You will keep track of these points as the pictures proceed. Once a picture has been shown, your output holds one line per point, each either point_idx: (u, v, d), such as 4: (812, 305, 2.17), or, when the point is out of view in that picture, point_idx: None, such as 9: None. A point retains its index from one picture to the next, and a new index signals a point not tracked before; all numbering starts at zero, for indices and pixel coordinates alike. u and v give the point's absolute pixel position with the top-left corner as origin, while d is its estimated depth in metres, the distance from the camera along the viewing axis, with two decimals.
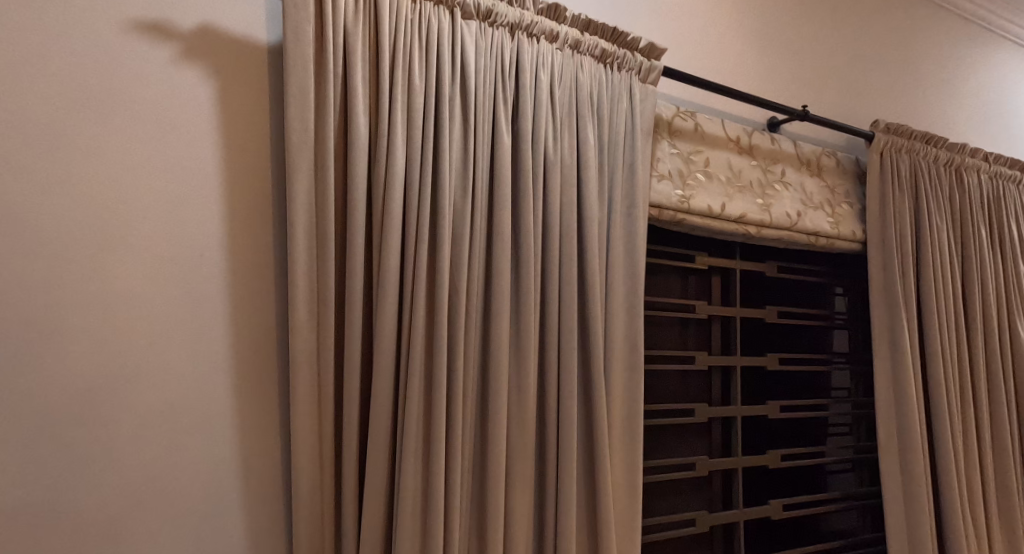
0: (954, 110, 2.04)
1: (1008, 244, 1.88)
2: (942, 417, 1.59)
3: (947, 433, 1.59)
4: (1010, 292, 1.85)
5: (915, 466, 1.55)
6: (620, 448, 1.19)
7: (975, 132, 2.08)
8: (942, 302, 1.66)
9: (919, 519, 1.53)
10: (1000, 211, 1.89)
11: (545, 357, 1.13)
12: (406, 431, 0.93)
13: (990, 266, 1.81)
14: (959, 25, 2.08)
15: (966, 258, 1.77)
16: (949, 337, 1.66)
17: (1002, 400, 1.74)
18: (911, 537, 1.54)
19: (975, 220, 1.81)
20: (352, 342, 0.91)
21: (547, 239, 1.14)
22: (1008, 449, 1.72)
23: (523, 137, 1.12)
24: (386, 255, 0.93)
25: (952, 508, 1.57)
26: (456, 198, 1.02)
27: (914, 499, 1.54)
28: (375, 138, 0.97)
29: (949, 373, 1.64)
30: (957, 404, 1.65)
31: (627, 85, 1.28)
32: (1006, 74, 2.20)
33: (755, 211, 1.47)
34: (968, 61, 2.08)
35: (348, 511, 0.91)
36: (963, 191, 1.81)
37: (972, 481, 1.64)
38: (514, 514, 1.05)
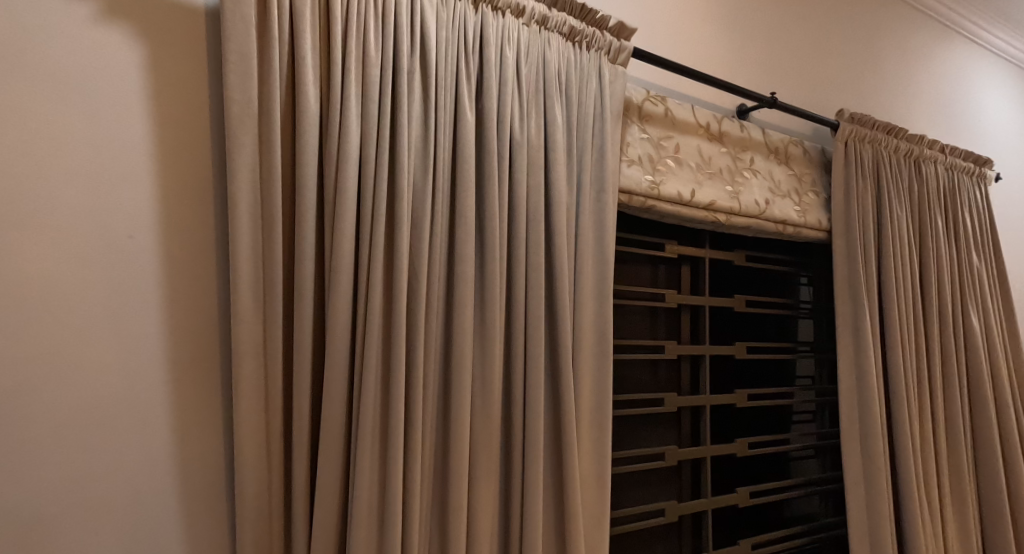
0: (918, 102, 2.03)
1: (963, 234, 1.88)
2: (900, 407, 1.59)
3: (905, 423, 1.59)
4: (967, 283, 1.85)
5: (876, 456, 1.54)
6: (588, 440, 1.15)
7: (941, 130, 2.09)
8: (901, 291, 1.66)
9: (880, 507, 1.52)
10: (955, 202, 1.90)
11: (510, 347, 1.08)
12: (361, 425, 0.89)
13: (946, 257, 1.81)
14: (926, 20, 2.07)
15: (925, 249, 1.76)
16: (908, 327, 1.66)
17: (958, 391, 1.74)
18: (872, 527, 1.53)
19: (932, 210, 1.81)
20: (302, 329, 0.86)
21: (514, 224, 1.09)
22: (963, 441, 1.73)
23: (488, 116, 1.07)
24: (339, 237, 0.88)
25: (912, 497, 1.56)
26: (417, 177, 0.98)
27: (874, 489, 1.54)
28: (325, 111, 0.91)
29: (909, 363, 1.64)
30: (915, 394, 1.65)
31: (597, 65, 1.23)
32: (969, 67, 2.20)
33: (724, 198, 1.44)
34: (934, 56, 2.09)
35: (298, 508, 0.86)
36: (922, 182, 1.81)
37: (929, 470, 1.64)
38: (477, 512, 1.00)
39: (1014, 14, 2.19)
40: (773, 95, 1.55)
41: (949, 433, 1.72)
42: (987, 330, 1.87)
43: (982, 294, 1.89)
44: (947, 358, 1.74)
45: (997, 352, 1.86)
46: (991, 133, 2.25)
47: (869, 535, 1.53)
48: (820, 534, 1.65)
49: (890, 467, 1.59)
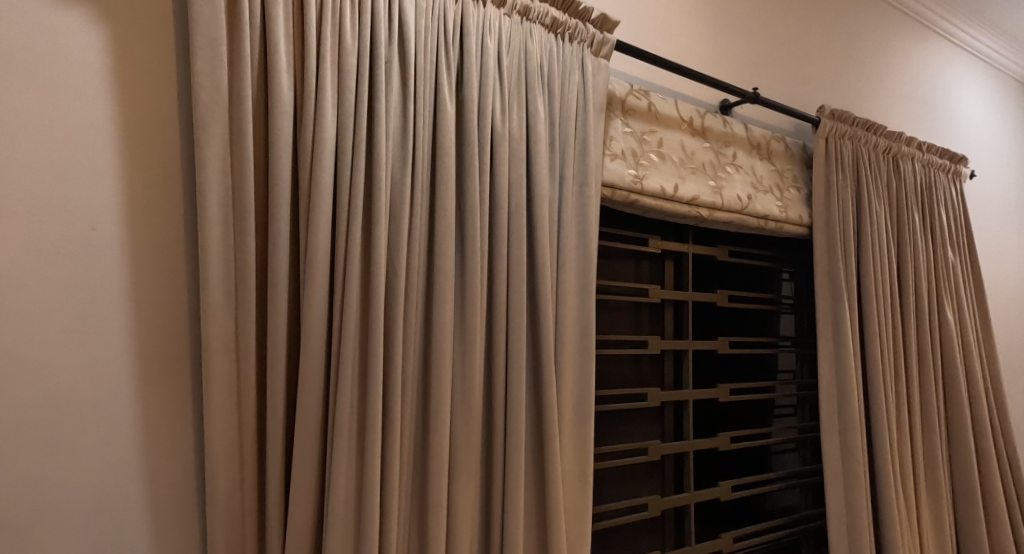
0: (897, 99, 2.05)
1: (940, 230, 1.90)
2: (878, 401, 1.60)
3: (883, 417, 1.60)
4: (943, 278, 1.87)
5: (854, 449, 1.55)
6: (570, 436, 1.14)
7: (918, 128, 2.11)
8: (880, 286, 1.67)
9: (858, 499, 1.53)
10: (932, 198, 1.91)
11: (492, 341, 1.07)
12: (337, 421, 0.87)
13: (923, 252, 1.82)
14: (905, 18, 2.08)
15: (903, 245, 1.77)
16: (886, 321, 1.67)
17: (933, 387, 1.76)
18: (850, 519, 1.53)
19: (910, 206, 1.82)
20: (276, 324, 0.84)
21: (495, 217, 1.07)
22: (938, 435, 1.74)
23: (469, 106, 1.05)
24: (314, 230, 0.86)
25: (888, 489, 1.57)
26: (395, 169, 0.96)
27: (852, 482, 1.54)
28: (299, 100, 0.88)
29: (886, 358, 1.65)
30: (892, 389, 1.66)
31: (579, 57, 1.22)
32: (946, 66, 2.22)
33: (706, 193, 1.43)
34: (912, 54, 2.10)
35: (272, 507, 0.84)
36: (900, 178, 1.82)
37: (905, 465, 1.65)
38: (456, 510, 0.99)
39: (992, 16, 2.21)
40: (755, 90, 1.55)
41: (924, 429, 1.74)
42: (962, 326, 1.88)
43: (957, 290, 1.90)
44: (923, 353, 1.75)
45: (971, 348, 1.88)
46: (968, 132, 2.27)
47: (847, 528, 1.54)
48: (799, 526, 1.66)
49: (867, 461, 1.60)
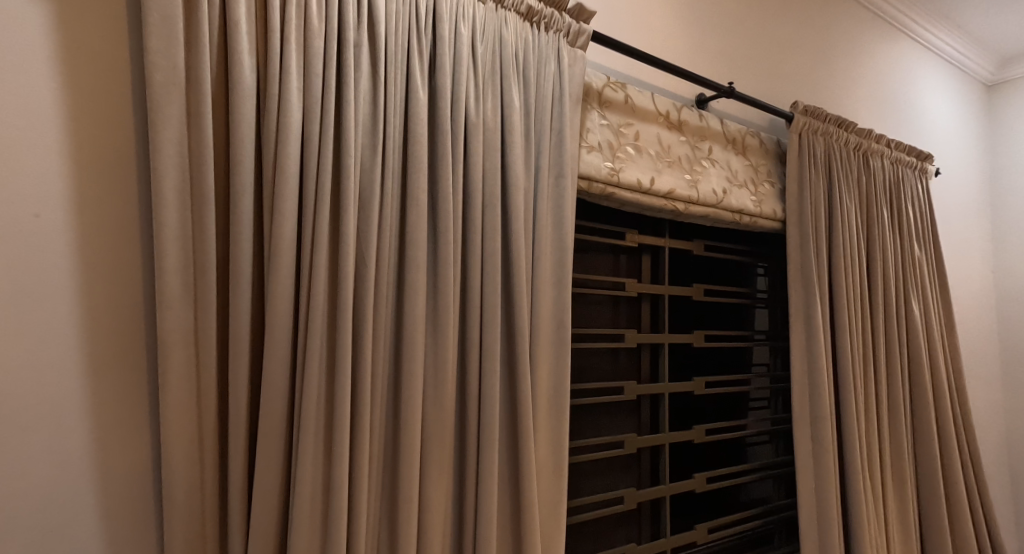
0: (867, 97, 2.06)
1: (907, 226, 1.92)
2: (848, 394, 1.62)
3: (852, 409, 1.61)
4: (910, 274, 1.89)
5: (825, 441, 1.56)
6: (545, 432, 1.13)
7: (888, 126, 2.13)
8: (850, 280, 1.68)
9: (828, 489, 1.54)
10: (900, 194, 1.93)
11: (465, 336, 1.04)
12: (304, 416, 0.84)
13: (891, 248, 1.84)
14: (878, 16, 2.10)
15: (872, 240, 1.79)
16: (856, 315, 1.68)
17: (900, 381, 1.78)
18: (820, 510, 1.54)
19: (879, 202, 1.84)
20: (239, 318, 0.81)
21: (469, 208, 1.05)
22: (904, 429, 1.76)
23: (442, 94, 1.02)
24: (279, 220, 0.83)
25: (857, 480, 1.59)
26: (365, 158, 0.93)
27: (822, 473, 1.55)
28: (262, 83, 0.85)
29: (856, 351, 1.66)
30: (861, 382, 1.67)
31: (555, 48, 1.19)
32: (916, 65, 2.25)
33: (682, 186, 1.42)
34: (883, 53, 2.12)
35: (235, 507, 0.81)
36: (870, 174, 1.84)
37: (874, 457, 1.67)
38: (428, 507, 0.97)
39: (961, 20, 2.24)
40: (731, 85, 1.54)
41: (890, 423, 1.76)
42: (927, 321, 1.91)
43: (923, 286, 1.92)
44: (891, 349, 1.77)
45: (936, 343, 1.90)
46: (935, 132, 2.30)
47: (817, 517, 1.55)
48: (772, 516, 1.67)
49: (837, 453, 1.62)
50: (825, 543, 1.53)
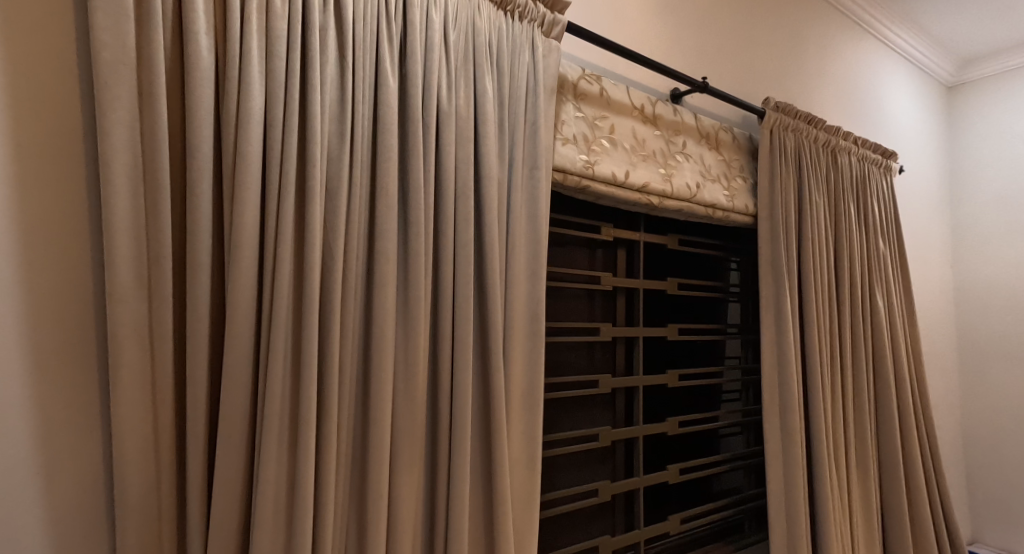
0: (837, 94, 2.08)
1: (872, 222, 1.94)
2: (815, 387, 1.63)
3: (819, 401, 1.62)
4: (875, 269, 1.91)
5: (793, 432, 1.57)
6: (518, 427, 1.11)
7: (856, 124, 2.15)
8: (818, 275, 1.69)
9: (795, 480, 1.55)
10: (866, 191, 1.95)
11: (437, 330, 1.02)
12: (267, 411, 0.81)
13: (857, 243, 1.86)
14: (849, 16, 2.12)
15: (840, 235, 1.80)
16: (824, 309, 1.69)
17: (865, 375, 1.79)
18: (788, 500, 1.55)
19: (846, 197, 1.85)
20: (198, 309, 0.77)
21: (441, 198, 1.02)
22: (868, 422, 1.78)
23: (413, 82, 0.99)
24: (240, 209, 0.80)
25: (824, 470, 1.60)
26: (331, 146, 0.90)
27: (791, 464, 1.56)
28: (221, 66, 0.81)
29: (824, 344, 1.68)
30: (828, 375, 1.69)
31: (529, 38, 1.17)
32: (883, 65, 2.28)
33: (657, 180, 1.41)
34: (852, 51, 2.14)
35: (193, 505, 0.78)
36: (838, 170, 1.85)
37: (840, 449, 1.68)
38: (398, 504, 0.94)
39: (923, 21, 2.25)
40: (705, 79, 1.53)
41: (855, 417, 1.78)
42: (891, 315, 1.93)
43: (888, 280, 1.94)
44: (856, 343, 1.79)
45: (899, 338, 1.92)
46: (900, 131, 2.33)
47: (785, 508, 1.55)
48: (742, 506, 1.68)
49: (804, 444, 1.63)
50: (793, 533, 1.53)
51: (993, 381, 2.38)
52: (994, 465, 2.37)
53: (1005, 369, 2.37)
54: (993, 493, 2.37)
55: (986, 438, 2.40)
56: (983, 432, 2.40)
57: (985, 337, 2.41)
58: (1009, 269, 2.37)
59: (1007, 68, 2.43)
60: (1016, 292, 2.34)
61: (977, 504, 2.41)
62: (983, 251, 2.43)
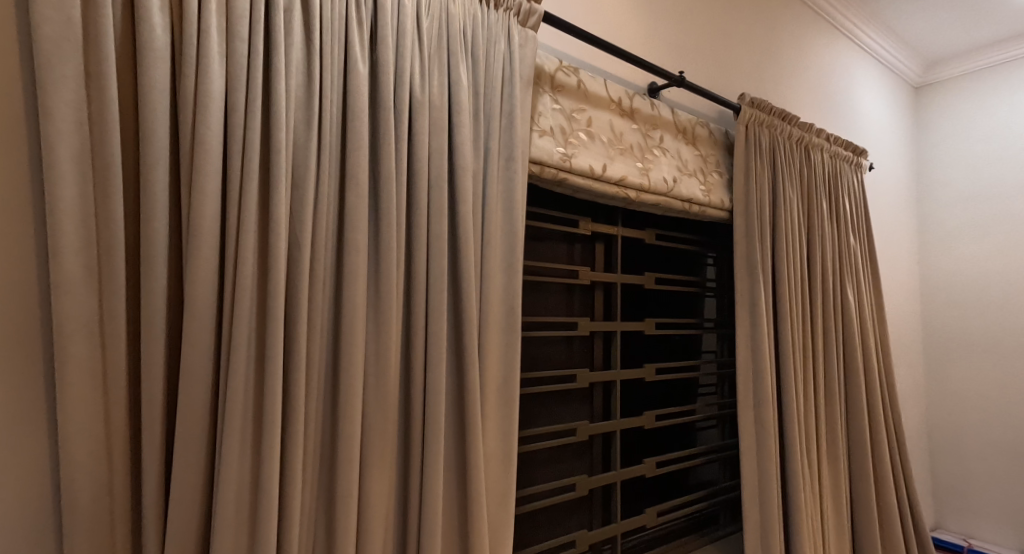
0: (812, 91, 2.09)
1: (844, 217, 1.95)
2: (789, 381, 1.62)
3: (792, 395, 1.62)
4: (846, 263, 1.91)
5: (767, 425, 1.56)
6: (492, 423, 1.08)
7: (830, 121, 2.16)
8: (791, 269, 1.69)
9: (768, 473, 1.55)
10: (838, 187, 1.96)
11: (411, 324, 0.99)
12: (229, 408, 0.78)
13: (829, 238, 1.87)
14: (826, 13, 2.12)
15: (813, 230, 1.80)
16: (797, 303, 1.69)
17: (836, 370, 1.80)
18: (762, 493, 1.55)
19: (819, 193, 1.86)
20: (154, 301, 0.74)
21: (414, 189, 0.99)
22: (839, 416, 1.79)
23: (383, 69, 0.96)
24: (199, 198, 0.76)
25: (796, 463, 1.60)
26: (298, 134, 0.86)
27: (764, 457, 1.56)
28: (177, 48, 0.77)
29: (797, 339, 1.68)
30: (801, 369, 1.69)
31: (505, 27, 1.14)
32: (857, 63, 2.29)
33: (634, 174, 1.39)
34: (827, 49, 2.15)
35: (149, 505, 0.74)
36: (811, 166, 1.85)
37: (811, 442, 1.68)
38: (367, 503, 0.91)
39: (892, 22, 2.25)
40: (682, 73, 1.51)
41: (827, 411, 1.78)
42: (861, 309, 1.94)
43: (858, 275, 1.95)
44: (828, 338, 1.79)
45: (869, 332, 1.94)
46: (872, 128, 2.35)
47: (759, 501, 1.55)
48: (717, 498, 1.68)
49: (777, 437, 1.62)
50: (767, 526, 1.53)
51: (957, 373, 2.42)
52: (957, 455, 2.41)
53: (968, 363, 2.40)
54: (956, 481, 2.41)
55: (949, 428, 2.43)
56: (946, 422, 2.44)
57: (950, 331, 2.45)
58: (973, 263, 2.40)
59: (973, 68, 2.45)
60: (980, 286, 2.38)
61: (940, 492, 2.45)
62: (948, 246, 2.47)
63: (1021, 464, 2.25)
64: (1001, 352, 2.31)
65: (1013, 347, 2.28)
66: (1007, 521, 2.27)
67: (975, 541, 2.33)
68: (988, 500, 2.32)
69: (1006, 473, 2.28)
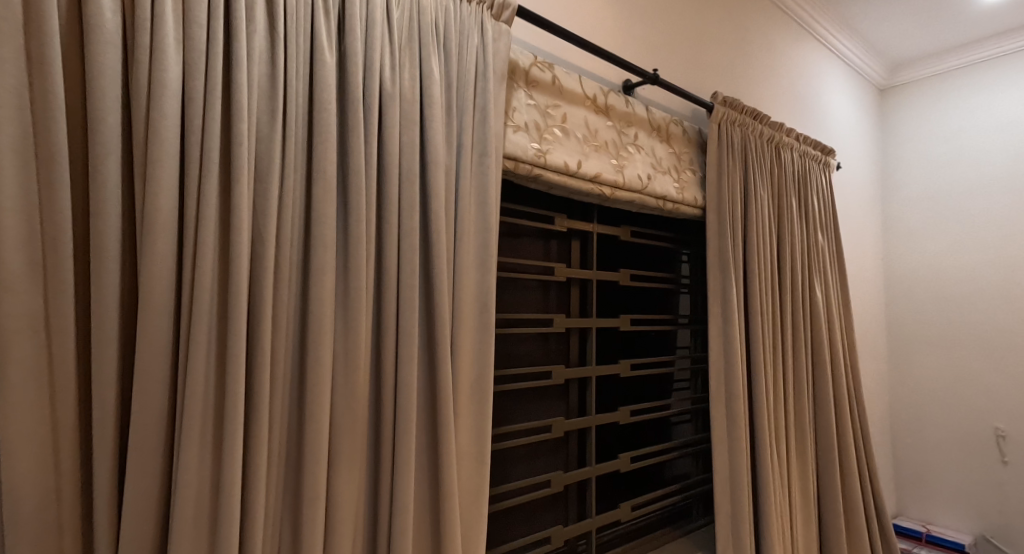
0: (783, 90, 2.10)
1: (813, 214, 1.96)
2: (759, 377, 1.63)
3: (763, 392, 1.62)
4: (814, 260, 1.93)
5: (738, 420, 1.57)
6: (465, 422, 1.06)
7: (800, 120, 2.18)
8: (762, 265, 1.69)
9: (739, 468, 1.55)
10: (807, 185, 1.97)
11: (382, 322, 0.96)
12: (187, 410, 0.74)
13: (798, 235, 1.87)
14: (798, 14, 2.13)
15: (783, 227, 1.81)
16: (767, 300, 1.70)
17: (804, 367, 1.81)
18: (733, 488, 1.55)
19: (789, 191, 1.87)
20: (105, 298, 0.71)
21: (384, 183, 0.96)
22: (807, 412, 1.80)
23: (353, 60, 0.93)
24: (155, 191, 0.73)
25: (766, 458, 1.61)
26: (262, 126, 0.83)
27: (736, 452, 1.56)
28: (130, 34, 0.74)
29: (767, 335, 1.68)
30: (771, 365, 1.69)
31: (478, 21, 1.11)
32: (826, 64, 2.32)
33: (609, 171, 1.37)
34: (797, 49, 2.16)
35: (101, 511, 0.71)
36: (781, 164, 1.86)
37: (780, 436, 1.69)
38: (335, 503, 0.88)
39: (858, 25, 2.27)
40: (656, 71, 1.50)
41: (795, 407, 1.79)
42: (829, 306, 1.96)
43: (825, 271, 1.97)
44: (797, 334, 1.80)
45: (836, 328, 1.95)
46: (840, 128, 2.38)
47: (730, 495, 1.55)
48: (691, 491, 1.68)
49: (748, 433, 1.63)
50: (737, 521, 1.53)
51: (919, 367, 2.46)
52: (918, 445, 2.45)
53: (929, 356, 2.44)
54: (917, 471, 2.45)
55: (911, 419, 2.47)
56: (909, 414, 2.48)
57: (913, 324, 2.48)
58: (934, 259, 2.44)
59: (937, 71, 2.48)
60: (941, 282, 2.42)
61: (902, 481, 2.49)
62: (911, 242, 2.50)
63: (979, 453, 2.29)
64: (961, 347, 2.36)
65: (973, 342, 2.32)
66: (966, 508, 2.31)
67: (933, 526, 2.38)
68: (948, 489, 2.36)
69: (965, 462, 2.32)
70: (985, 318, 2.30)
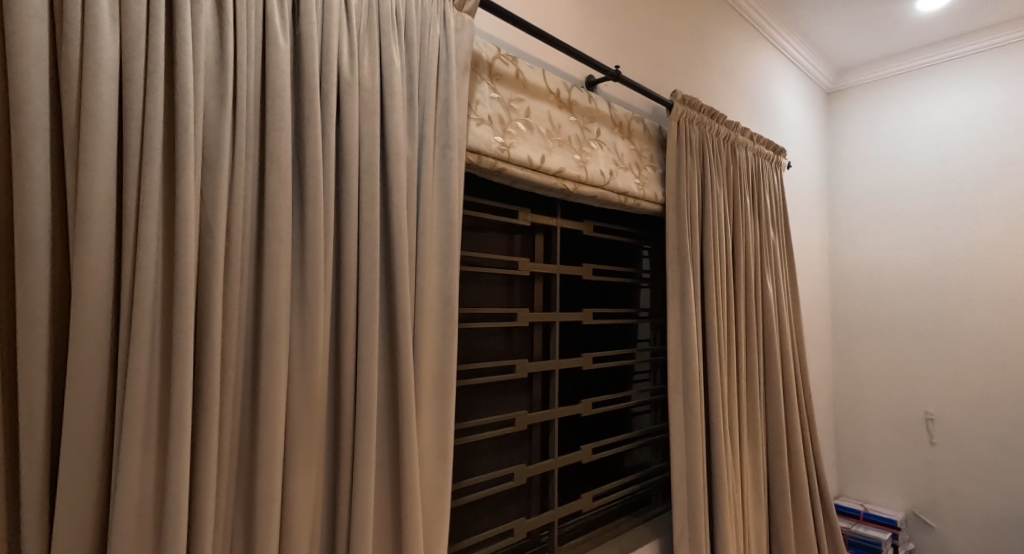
0: (738, 89, 2.11)
1: (765, 210, 1.98)
2: (715, 371, 1.63)
3: (718, 387, 1.63)
4: (766, 256, 1.94)
5: (695, 414, 1.56)
6: (427, 421, 1.02)
7: (754, 120, 2.20)
8: (718, 260, 1.70)
9: (696, 461, 1.55)
10: (761, 182, 1.98)
11: (341, 318, 0.91)
12: (128, 411, 0.69)
13: (751, 231, 1.89)
14: (756, 16, 2.14)
15: (738, 223, 1.82)
16: (722, 294, 1.70)
17: (756, 364, 1.82)
18: (690, 482, 1.54)
19: (743, 187, 1.88)
20: (32, 287, 0.65)
21: (344, 173, 0.91)
22: (758, 406, 1.81)
23: (307, 43, 0.88)
24: (90, 176, 0.67)
25: (721, 451, 1.61)
26: (209, 109, 0.78)
27: (692, 446, 1.55)
28: (59, 6, 0.68)
29: (722, 330, 1.69)
30: (726, 360, 1.70)
31: (440, 10, 1.07)
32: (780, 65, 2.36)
33: (572, 165, 1.35)
34: (752, 49, 2.18)
35: (30, 517, 0.66)
36: (737, 162, 1.87)
37: (733, 429, 1.70)
38: (292, 504, 0.83)
39: (809, 28, 2.29)
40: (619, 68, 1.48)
41: (748, 401, 1.80)
42: (779, 301, 1.98)
43: (777, 267, 1.99)
44: (750, 329, 1.81)
45: (785, 322, 1.97)
46: (791, 127, 2.42)
47: (687, 487, 1.55)
48: (649, 480, 1.67)
49: (704, 428, 1.63)
50: (694, 513, 1.53)
51: (861, 357, 2.51)
52: (858, 431, 2.50)
53: (868, 347, 2.49)
54: (857, 455, 2.50)
55: (852, 407, 2.52)
56: (851, 402, 2.52)
57: (855, 316, 2.53)
58: (876, 255, 2.49)
59: (878, 78, 2.54)
60: (883, 277, 2.47)
61: (844, 466, 2.54)
62: (855, 235, 2.55)
63: (915, 440, 2.35)
64: (902, 340, 2.40)
65: (911, 336, 2.38)
66: (901, 490, 2.38)
67: (869, 505, 2.44)
68: (887, 473, 2.42)
69: (904, 448, 2.38)
70: (923, 312, 2.35)
